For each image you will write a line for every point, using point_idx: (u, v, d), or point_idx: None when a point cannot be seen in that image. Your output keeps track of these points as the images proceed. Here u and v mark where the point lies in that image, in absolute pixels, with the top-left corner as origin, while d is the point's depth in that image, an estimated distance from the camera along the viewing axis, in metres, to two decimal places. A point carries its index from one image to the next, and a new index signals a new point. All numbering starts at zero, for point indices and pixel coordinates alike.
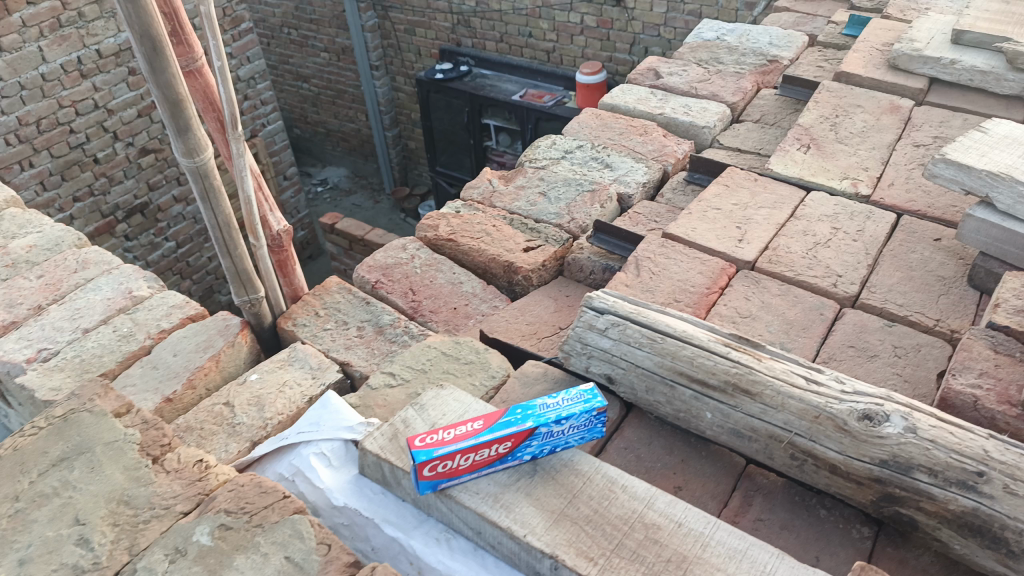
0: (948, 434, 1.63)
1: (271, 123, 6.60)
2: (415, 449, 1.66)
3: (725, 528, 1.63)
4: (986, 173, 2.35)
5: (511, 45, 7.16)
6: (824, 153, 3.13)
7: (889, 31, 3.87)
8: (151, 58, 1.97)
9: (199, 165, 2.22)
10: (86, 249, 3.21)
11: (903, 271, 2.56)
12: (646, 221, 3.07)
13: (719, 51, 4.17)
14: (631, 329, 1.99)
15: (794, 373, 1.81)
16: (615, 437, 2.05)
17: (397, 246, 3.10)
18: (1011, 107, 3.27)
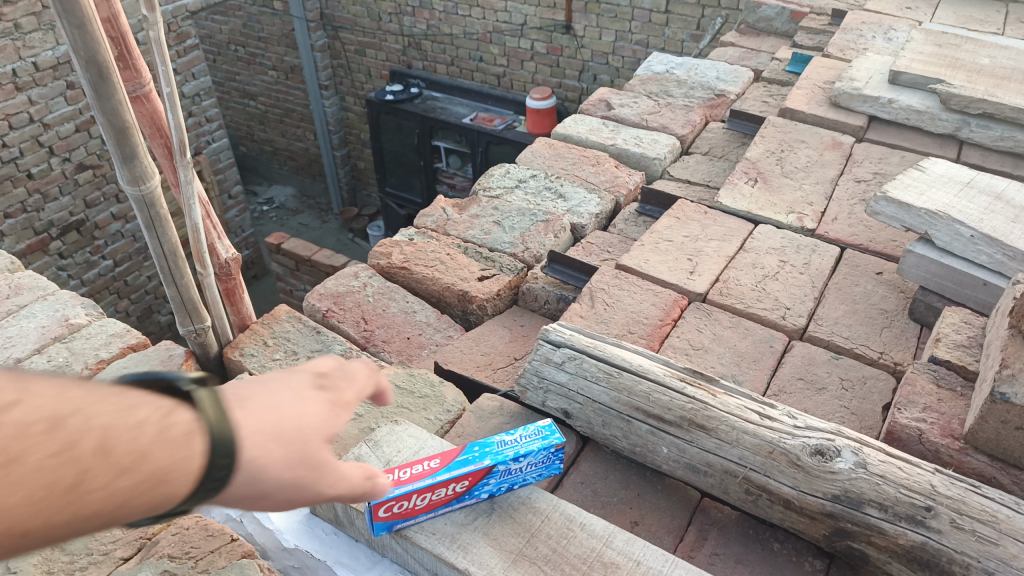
0: (896, 469, 1.66)
1: (217, 140, 6.48)
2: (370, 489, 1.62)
3: (682, 566, 1.62)
4: (925, 211, 2.44)
5: (461, 69, 7.19)
6: (770, 187, 3.22)
7: (830, 69, 4.03)
8: (97, 84, 1.90)
9: (144, 193, 2.15)
10: (19, 274, 3.09)
11: (848, 304, 2.63)
12: (599, 251, 3.09)
13: (669, 84, 4.27)
14: (587, 363, 1.99)
15: (748, 408, 1.83)
16: (571, 471, 2.04)
17: (349, 274, 3.06)
18: (945, 146, 3.42)
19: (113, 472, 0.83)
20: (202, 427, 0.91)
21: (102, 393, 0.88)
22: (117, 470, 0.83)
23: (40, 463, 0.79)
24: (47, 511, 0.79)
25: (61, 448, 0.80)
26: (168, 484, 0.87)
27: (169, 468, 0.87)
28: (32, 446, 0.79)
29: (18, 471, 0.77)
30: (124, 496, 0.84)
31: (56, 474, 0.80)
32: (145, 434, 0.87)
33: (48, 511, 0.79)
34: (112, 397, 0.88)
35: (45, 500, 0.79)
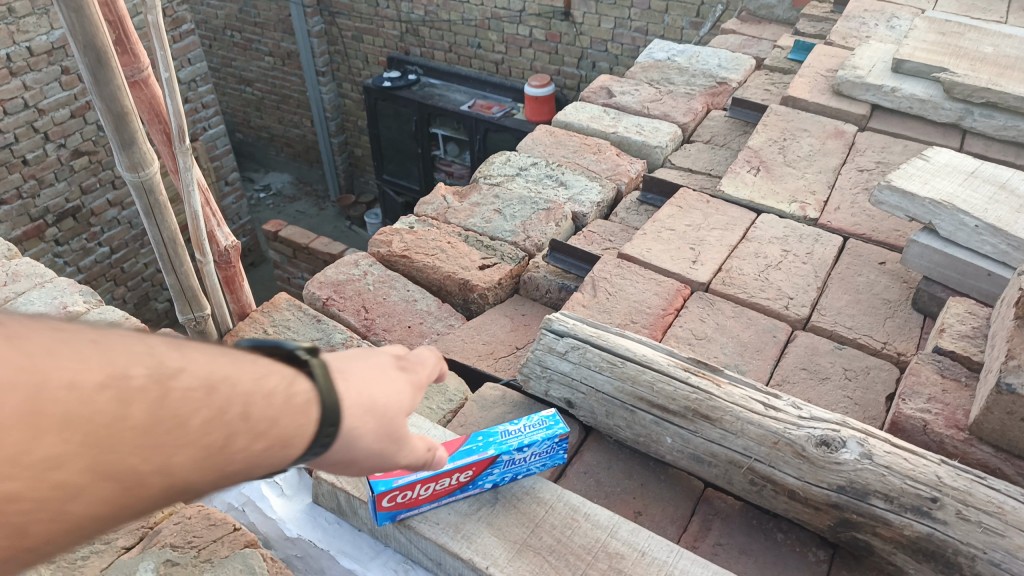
0: (902, 459, 1.65)
1: (213, 127, 6.43)
2: (373, 479, 1.61)
3: (688, 557, 1.61)
4: (929, 201, 2.42)
5: (459, 55, 7.14)
6: (773, 176, 3.20)
7: (832, 57, 4.00)
8: (95, 69, 1.87)
9: (143, 180, 2.13)
10: (16, 261, 3.06)
11: (851, 293, 2.62)
12: (601, 240, 3.08)
13: (670, 71, 4.24)
14: (591, 353, 1.98)
15: (752, 399, 1.82)
16: (574, 461, 2.03)
17: (349, 262, 3.04)
18: (947, 135, 3.41)
19: (255, 436, 0.87)
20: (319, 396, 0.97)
21: (240, 359, 0.91)
22: (258, 432, 0.87)
23: (201, 425, 0.82)
24: (199, 471, 0.82)
25: (215, 412, 0.83)
26: (290, 447, 0.92)
27: (294, 433, 0.92)
28: (195, 407, 0.81)
29: (182, 432, 0.80)
30: (258, 458, 0.88)
31: (213, 435, 0.83)
32: (277, 401, 0.91)
33: (202, 470, 0.83)
34: (249, 364, 0.91)
35: (201, 459, 0.82)
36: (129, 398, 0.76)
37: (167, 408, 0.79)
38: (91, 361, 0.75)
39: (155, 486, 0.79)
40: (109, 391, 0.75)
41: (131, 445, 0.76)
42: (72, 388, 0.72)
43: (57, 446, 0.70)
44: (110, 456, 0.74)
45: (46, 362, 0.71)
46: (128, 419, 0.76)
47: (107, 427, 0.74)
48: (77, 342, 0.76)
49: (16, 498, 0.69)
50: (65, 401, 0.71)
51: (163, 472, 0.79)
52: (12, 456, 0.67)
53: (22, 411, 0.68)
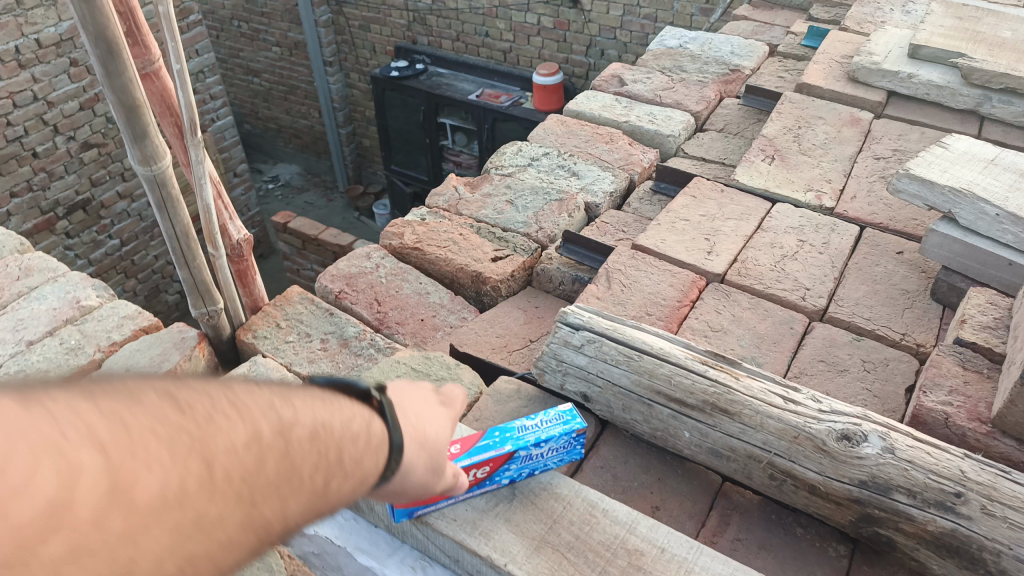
0: (925, 454, 1.63)
1: (221, 118, 6.42)
2: None
3: (708, 553, 1.60)
4: (949, 189, 2.38)
5: (467, 44, 7.09)
6: (788, 164, 3.16)
7: (847, 43, 3.94)
8: (107, 62, 1.86)
9: (155, 173, 2.12)
10: (29, 255, 3.06)
11: (869, 284, 2.59)
12: (614, 231, 3.05)
13: (682, 59, 4.19)
14: (607, 346, 1.96)
15: (772, 392, 1.80)
16: (590, 456, 2.02)
17: (361, 255, 3.03)
18: (965, 122, 3.35)
19: (349, 476, 1.03)
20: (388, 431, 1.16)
21: (332, 406, 1.08)
22: (351, 472, 1.04)
23: (315, 471, 0.96)
24: (313, 514, 0.96)
25: (321, 459, 0.98)
26: (369, 481, 1.09)
27: (373, 468, 1.10)
28: (310, 455, 0.96)
29: (302, 481, 0.93)
30: (352, 495, 1.04)
31: (323, 480, 0.97)
32: (361, 443, 1.08)
33: (315, 516, 0.96)
34: (341, 412, 1.08)
35: (317, 505, 0.96)
36: (269, 454, 0.89)
37: (293, 459, 0.93)
38: (235, 424, 0.88)
39: (285, 533, 0.91)
40: (251, 449, 0.88)
41: (273, 498, 0.88)
42: (233, 449, 0.85)
43: (227, 506, 0.82)
44: (261, 510, 0.86)
45: (210, 428, 0.84)
46: (274, 475, 0.89)
47: (255, 483, 0.86)
48: (224, 405, 0.89)
49: (199, 552, 0.79)
50: (227, 460, 0.84)
51: (292, 522, 0.91)
52: (199, 517, 0.79)
53: (201, 474, 0.80)
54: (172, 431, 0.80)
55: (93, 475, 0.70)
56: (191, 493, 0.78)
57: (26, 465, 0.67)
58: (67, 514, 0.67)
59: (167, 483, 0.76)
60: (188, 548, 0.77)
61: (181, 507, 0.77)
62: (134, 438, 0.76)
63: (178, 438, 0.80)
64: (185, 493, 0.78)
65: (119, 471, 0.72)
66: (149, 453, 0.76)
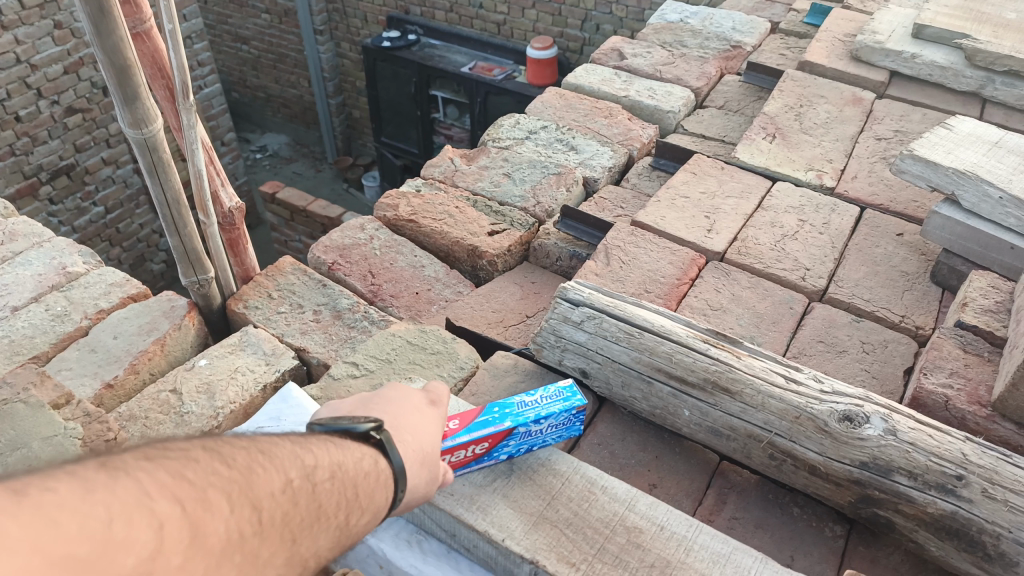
0: (927, 437, 1.62)
1: (209, 86, 6.29)
2: None
3: (707, 532, 1.59)
4: (953, 170, 2.36)
5: (461, 16, 6.93)
6: (788, 143, 3.13)
7: (849, 21, 3.90)
8: (98, 20, 1.79)
9: (146, 138, 2.05)
10: (13, 219, 2.99)
11: (869, 265, 2.57)
12: (613, 207, 3.02)
13: (683, 34, 4.13)
14: (608, 323, 1.94)
15: (774, 371, 1.78)
16: (588, 433, 2.00)
17: (355, 226, 2.97)
18: (967, 104, 3.32)
19: (363, 509, 1.15)
20: (388, 461, 1.26)
21: (341, 448, 1.19)
22: (364, 507, 1.16)
23: (336, 509, 1.08)
24: (336, 548, 1.07)
25: (339, 496, 1.10)
26: (378, 512, 1.20)
27: (380, 499, 1.21)
28: (331, 494, 1.07)
29: (327, 518, 1.05)
30: (365, 526, 1.16)
31: (343, 516, 1.09)
32: (371, 478, 1.20)
33: (339, 550, 1.09)
34: (349, 452, 1.19)
35: (339, 539, 1.07)
36: (301, 496, 1.01)
37: (319, 499, 1.04)
38: (269, 471, 0.99)
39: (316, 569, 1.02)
40: (285, 491, 0.99)
41: (306, 536, 1.00)
42: (274, 494, 0.96)
43: (275, 546, 0.94)
44: (299, 547, 0.98)
45: (251, 477, 0.95)
46: (307, 515, 1.01)
47: (292, 522, 0.98)
48: (257, 456, 1.00)
49: None
50: (269, 504, 0.95)
51: (321, 557, 1.03)
52: (255, 557, 0.90)
53: (252, 518, 0.91)
54: (222, 482, 0.91)
55: (177, 526, 0.81)
56: (248, 537, 0.90)
57: (124, 520, 0.77)
58: (161, 561, 0.78)
59: (230, 528, 0.88)
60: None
61: (242, 549, 0.88)
62: (199, 491, 0.87)
63: (231, 489, 0.91)
64: (243, 536, 0.89)
65: (194, 520, 0.84)
66: (214, 503, 0.87)
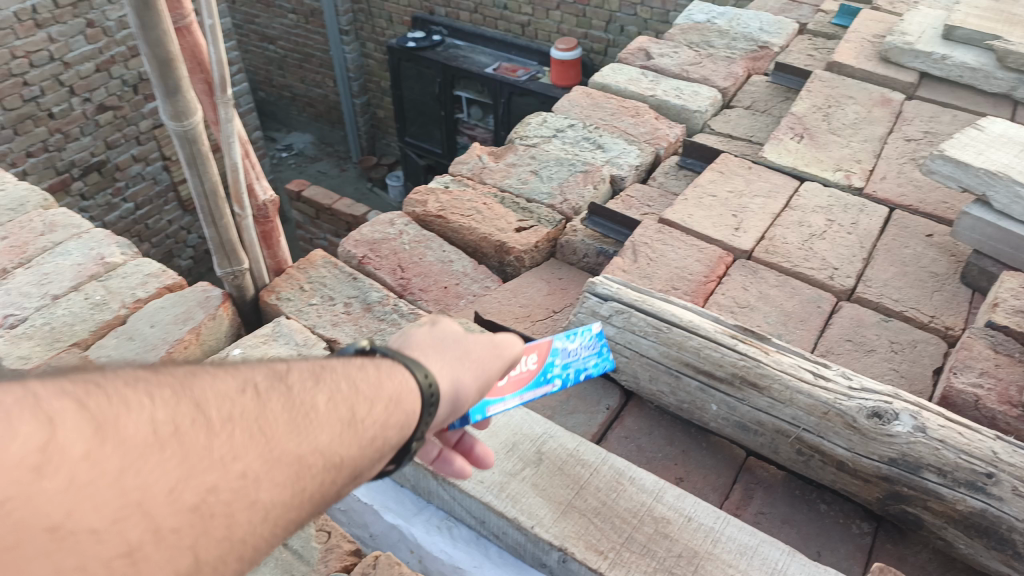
0: (957, 434, 1.60)
1: (237, 84, 6.38)
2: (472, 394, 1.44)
3: (735, 524, 1.60)
4: (984, 171, 2.35)
5: (485, 16, 6.95)
6: (817, 143, 3.12)
7: (879, 22, 3.88)
8: (142, 12, 1.84)
9: (186, 130, 2.11)
10: (52, 211, 3.07)
11: (898, 265, 2.57)
12: (640, 205, 3.04)
13: (710, 34, 4.13)
14: (636, 318, 1.94)
15: (802, 367, 1.77)
16: (615, 426, 2.03)
17: (385, 221, 3.01)
18: (998, 106, 3.30)
19: (370, 403, 1.09)
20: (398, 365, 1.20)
21: (336, 359, 1.16)
22: (373, 399, 1.10)
23: (325, 405, 1.03)
24: (345, 444, 1.02)
25: (329, 393, 1.05)
26: (404, 411, 1.13)
27: (398, 391, 1.14)
28: (312, 392, 1.04)
29: (315, 415, 1.01)
30: (384, 423, 1.09)
31: (341, 411, 1.04)
32: (373, 374, 1.14)
33: (351, 446, 1.03)
34: (339, 361, 1.15)
35: (344, 435, 1.02)
36: (265, 398, 0.98)
37: (293, 398, 1.01)
38: (223, 379, 0.98)
39: (318, 464, 0.98)
40: (243, 394, 0.97)
41: (285, 431, 0.96)
42: (222, 398, 0.94)
43: (233, 440, 0.91)
44: (276, 443, 0.94)
45: (194, 382, 0.95)
46: (278, 413, 0.97)
47: (258, 419, 0.95)
48: (210, 371, 0.99)
49: (218, 484, 0.86)
50: (219, 403, 0.93)
51: (321, 452, 0.98)
52: (206, 450, 0.87)
53: (193, 413, 0.90)
54: (156, 388, 0.91)
55: (80, 424, 0.81)
56: (190, 430, 0.88)
57: (15, 418, 0.77)
58: (61, 454, 0.77)
59: (157, 424, 0.86)
60: (204, 479, 0.85)
61: (181, 442, 0.86)
62: (116, 397, 0.86)
63: (162, 393, 0.90)
64: (184, 430, 0.88)
65: (103, 419, 0.83)
66: (134, 401, 0.87)
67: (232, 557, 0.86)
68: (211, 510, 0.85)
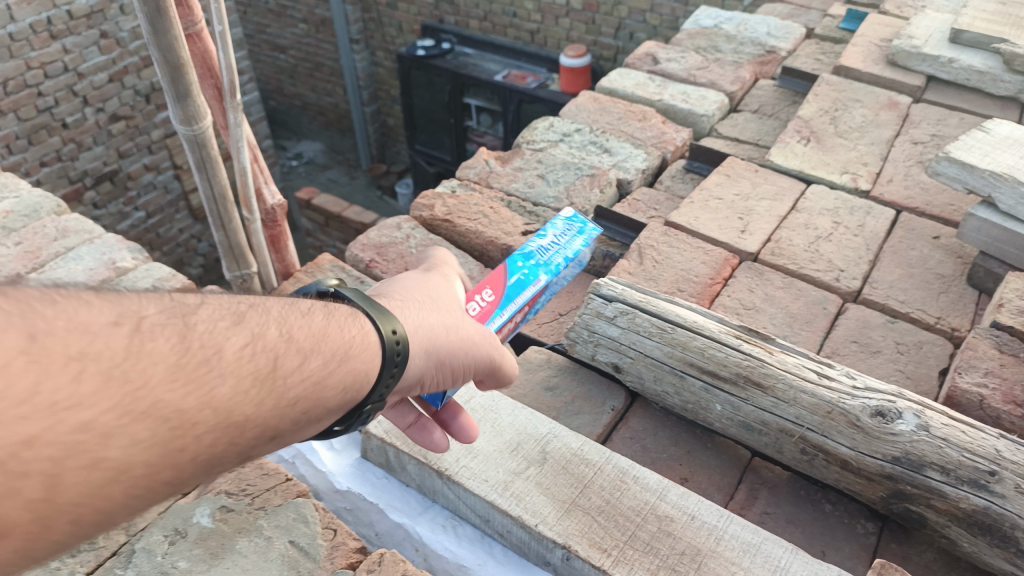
0: (959, 432, 1.62)
1: (248, 93, 6.44)
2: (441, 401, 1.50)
3: (738, 522, 1.61)
4: (989, 173, 2.35)
5: (495, 24, 6.99)
6: (823, 146, 3.13)
7: (886, 26, 3.89)
8: (155, 18, 1.87)
9: (196, 134, 2.14)
10: (66, 217, 3.11)
11: (904, 267, 2.57)
12: (646, 208, 3.06)
13: (718, 39, 4.15)
14: (640, 318, 1.95)
15: (806, 367, 1.79)
16: (620, 427, 2.05)
17: (392, 225, 3.03)
18: (1006, 109, 3.30)
19: (304, 355, 1.09)
20: (360, 312, 1.24)
21: (273, 302, 1.14)
22: (314, 349, 1.11)
23: (235, 354, 1.00)
24: (250, 401, 0.99)
25: (242, 340, 1.02)
26: (354, 366, 1.16)
27: (348, 346, 1.16)
28: (217, 341, 1.00)
29: (214, 364, 0.97)
30: (318, 381, 1.09)
31: (257, 362, 1.02)
32: (322, 323, 1.16)
33: (256, 401, 1.00)
34: (286, 303, 1.16)
35: (250, 390, 1.00)
36: (142, 340, 0.92)
37: (189, 343, 0.96)
38: (97, 309, 0.93)
39: (208, 420, 0.94)
40: (116, 333, 0.91)
41: (163, 378, 0.91)
42: (82, 333, 0.87)
43: (81, 384, 0.84)
44: (150, 391, 0.90)
45: (49, 311, 0.87)
46: (159, 358, 0.92)
47: (128, 363, 0.89)
48: (78, 302, 0.92)
49: (43, 438, 0.80)
50: (70, 336, 0.86)
51: (214, 406, 0.95)
52: (41, 393, 0.81)
53: (25, 346, 0.82)
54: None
55: None
56: (18, 366, 0.80)
57: None
58: None
59: None
60: (22, 430, 0.78)
61: (9, 378, 0.79)
62: None
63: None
64: (10, 365, 0.80)
65: None
66: None
67: (60, 519, 0.83)
68: (25, 466, 0.79)
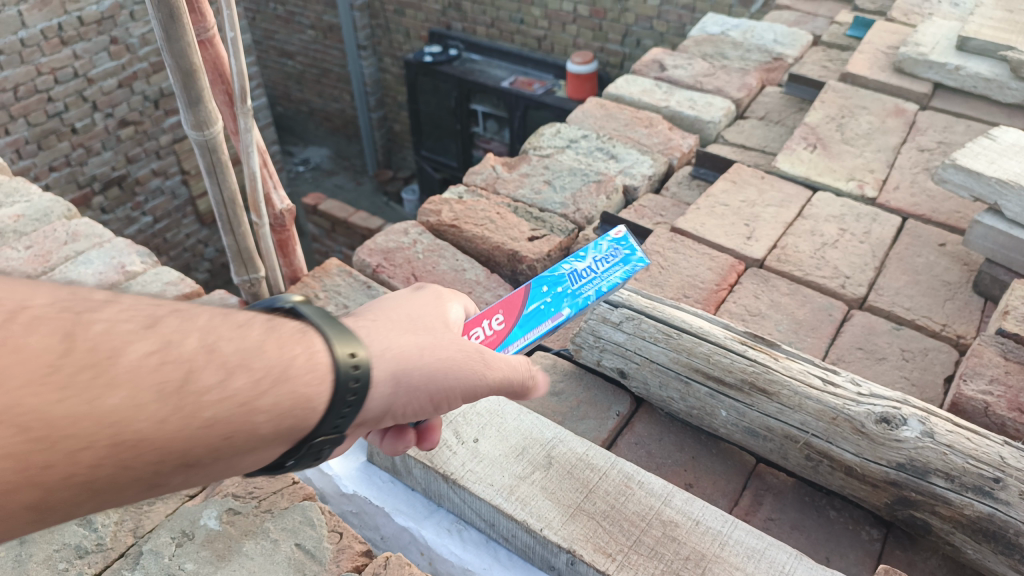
0: (964, 439, 1.63)
1: (256, 99, 6.47)
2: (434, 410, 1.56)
3: (742, 527, 1.61)
4: (995, 180, 2.35)
5: (502, 31, 7.02)
6: (829, 153, 3.13)
7: (893, 34, 3.89)
8: (168, 25, 1.90)
9: (207, 139, 2.16)
10: (75, 221, 3.14)
11: (910, 274, 2.57)
12: (652, 214, 3.07)
13: (724, 46, 4.16)
14: (646, 324, 1.96)
15: (811, 373, 1.79)
16: (625, 432, 2.05)
17: (399, 230, 3.05)
18: (1013, 116, 3.30)
19: (230, 370, 0.92)
20: (313, 330, 1.05)
21: (208, 309, 1.00)
22: (244, 364, 0.94)
23: (133, 359, 0.86)
24: (147, 415, 0.85)
25: (149, 347, 0.88)
26: (295, 390, 0.98)
27: (288, 362, 0.99)
28: (118, 344, 0.86)
29: (108, 369, 0.84)
30: (246, 401, 0.93)
31: (163, 372, 0.87)
32: (260, 334, 1.00)
33: (155, 415, 0.85)
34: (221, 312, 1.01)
35: (148, 404, 0.85)
36: (20, 336, 0.80)
37: (82, 344, 0.84)
38: None
39: (87, 436, 0.81)
40: None
41: (37, 381, 0.79)
42: None
43: None
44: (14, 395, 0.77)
45: None
46: (35, 357, 0.80)
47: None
48: None
49: None
50: None
51: (98, 418, 0.82)
52: None
53: None
54: None
55: None
56: None
57: None
58: None
59: None
60: None
61: None
62: None
63: None
64: None
65: None
66: None
67: None
68: None
